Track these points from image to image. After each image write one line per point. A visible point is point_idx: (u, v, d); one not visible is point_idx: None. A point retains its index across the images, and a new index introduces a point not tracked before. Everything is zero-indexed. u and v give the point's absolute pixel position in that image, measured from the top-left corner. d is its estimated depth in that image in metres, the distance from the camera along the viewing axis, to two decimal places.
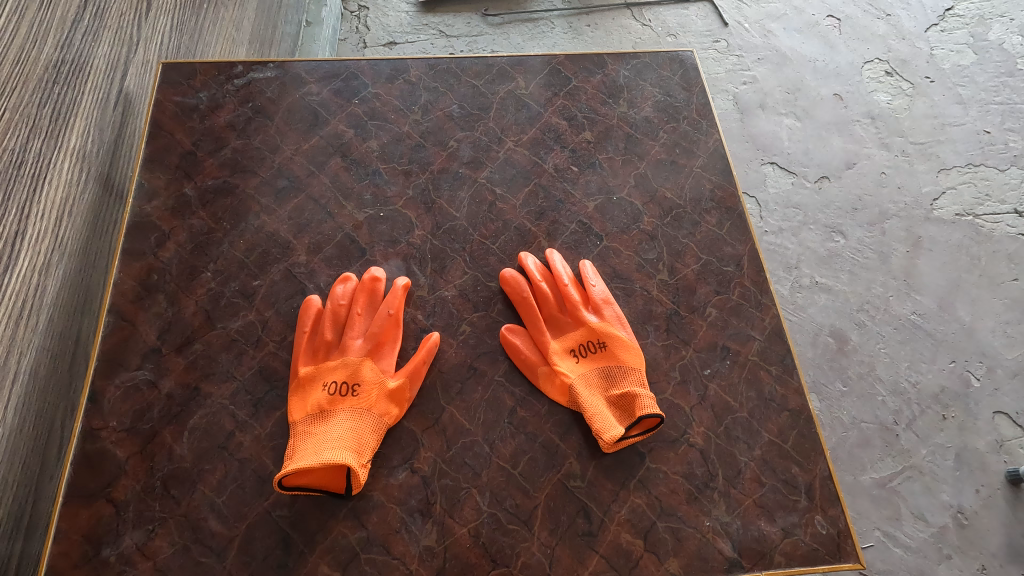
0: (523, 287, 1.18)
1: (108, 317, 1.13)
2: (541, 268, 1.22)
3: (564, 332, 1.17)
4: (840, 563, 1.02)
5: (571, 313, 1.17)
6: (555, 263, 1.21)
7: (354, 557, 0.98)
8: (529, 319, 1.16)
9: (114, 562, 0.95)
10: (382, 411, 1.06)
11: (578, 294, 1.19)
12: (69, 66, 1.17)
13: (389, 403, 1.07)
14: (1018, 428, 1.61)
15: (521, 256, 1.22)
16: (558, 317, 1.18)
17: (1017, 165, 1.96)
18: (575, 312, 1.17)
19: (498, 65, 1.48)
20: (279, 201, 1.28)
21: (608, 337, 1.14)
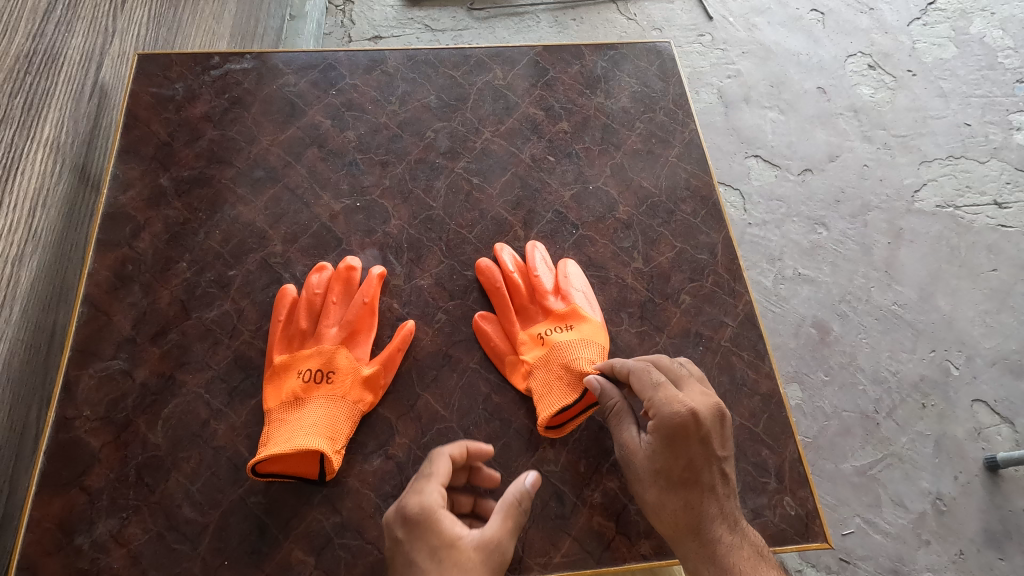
0: (497, 280, 1.18)
1: (82, 307, 1.13)
2: (516, 260, 1.22)
3: (534, 320, 1.18)
4: (808, 543, 1.04)
5: (540, 300, 1.18)
6: (532, 256, 1.22)
7: (328, 542, 0.98)
8: (500, 308, 1.17)
9: (87, 550, 0.95)
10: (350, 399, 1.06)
11: (550, 284, 1.20)
12: (41, 57, 1.16)
13: (359, 391, 1.08)
14: (995, 416, 1.63)
15: (498, 247, 1.23)
16: (527, 305, 1.19)
17: (997, 157, 1.99)
18: (544, 300, 1.17)
19: (476, 56, 1.49)
20: (255, 191, 1.28)
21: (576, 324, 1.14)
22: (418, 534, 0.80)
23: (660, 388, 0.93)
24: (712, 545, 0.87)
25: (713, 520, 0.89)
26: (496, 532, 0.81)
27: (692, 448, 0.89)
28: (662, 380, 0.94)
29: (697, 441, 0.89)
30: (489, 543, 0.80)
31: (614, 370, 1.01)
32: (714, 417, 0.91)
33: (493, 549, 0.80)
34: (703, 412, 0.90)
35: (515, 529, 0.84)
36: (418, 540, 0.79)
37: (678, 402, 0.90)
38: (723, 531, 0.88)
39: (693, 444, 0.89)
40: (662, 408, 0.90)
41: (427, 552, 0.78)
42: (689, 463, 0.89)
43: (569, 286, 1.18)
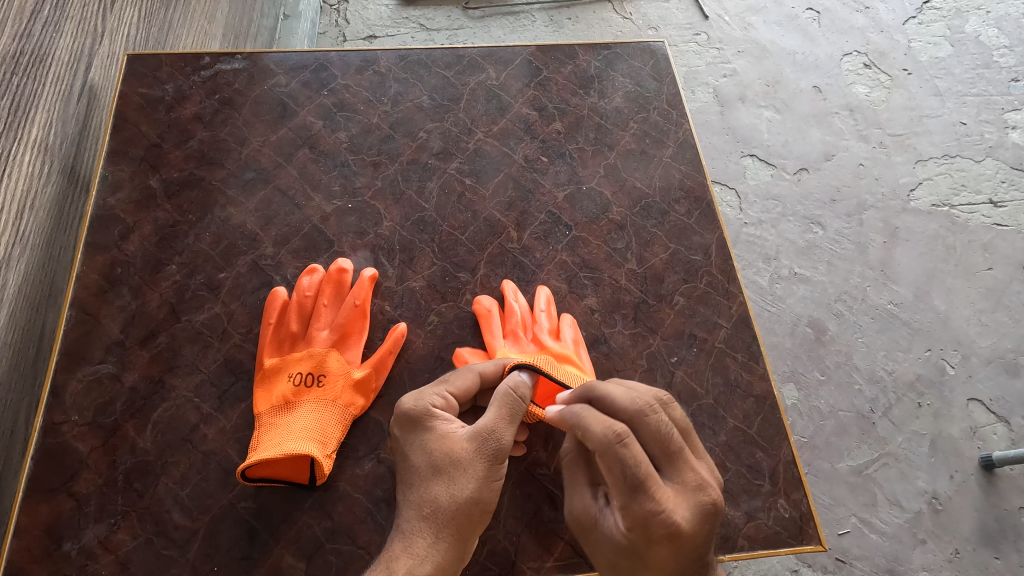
0: (495, 314, 1.16)
1: (70, 311, 1.11)
2: (520, 301, 1.19)
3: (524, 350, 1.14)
4: (802, 545, 1.04)
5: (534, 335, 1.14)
6: (538, 296, 1.19)
7: (319, 547, 0.97)
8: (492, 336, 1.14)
9: (75, 556, 0.94)
10: (331, 407, 1.05)
11: (549, 324, 1.16)
12: (29, 57, 1.13)
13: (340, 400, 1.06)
14: (991, 415, 1.63)
15: (505, 284, 1.20)
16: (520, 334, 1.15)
17: (992, 156, 1.99)
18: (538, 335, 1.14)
19: (468, 56, 1.48)
20: (246, 193, 1.27)
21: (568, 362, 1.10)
22: (407, 443, 0.88)
23: (635, 489, 0.73)
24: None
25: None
26: (487, 422, 0.86)
27: (662, 560, 0.76)
28: (645, 474, 0.74)
29: (674, 554, 0.76)
30: (481, 435, 0.85)
31: (580, 434, 0.79)
32: (701, 522, 0.76)
33: (487, 438, 0.85)
34: (687, 523, 0.75)
35: (512, 415, 0.86)
36: (409, 445, 0.87)
37: (659, 513, 0.73)
38: None
39: (669, 557, 0.76)
40: (636, 517, 0.74)
41: (416, 453, 0.86)
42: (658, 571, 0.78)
43: (566, 328, 1.15)
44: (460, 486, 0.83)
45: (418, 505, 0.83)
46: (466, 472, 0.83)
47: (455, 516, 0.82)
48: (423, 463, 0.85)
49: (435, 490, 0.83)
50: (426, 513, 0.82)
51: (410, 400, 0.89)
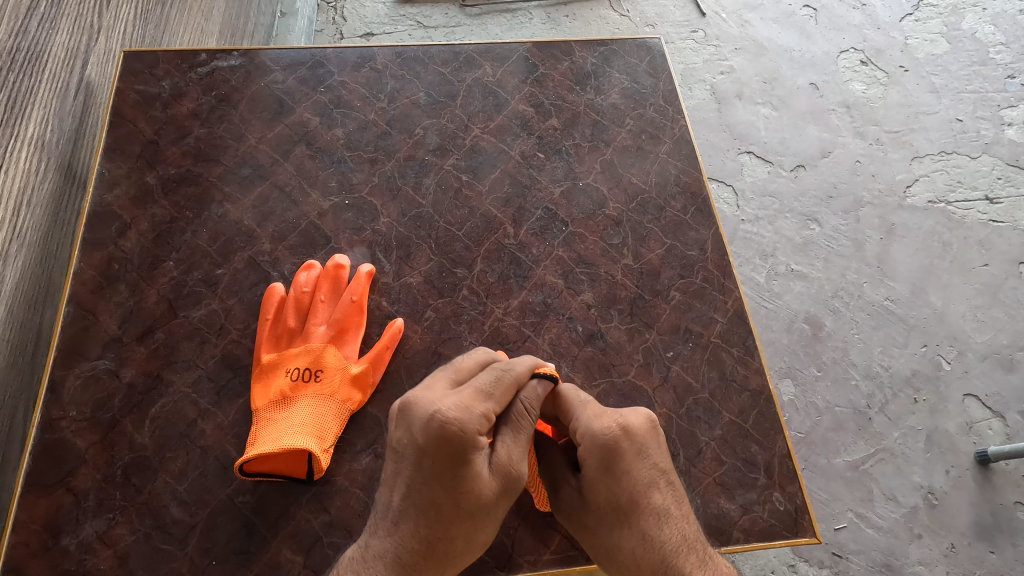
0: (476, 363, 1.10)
1: (67, 307, 1.11)
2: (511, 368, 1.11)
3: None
4: (798, 537, 1.04)
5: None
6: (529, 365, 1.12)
7: (317, 541, 0.98)
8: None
9: (73, 551, 0.95)
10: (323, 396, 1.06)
11: None
12: (25, 54, 1.13)
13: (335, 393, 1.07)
14: (987, 410, 1.64)
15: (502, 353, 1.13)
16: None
17: (988, 153, 1.99)
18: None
19: (465, 52, 1.48)
20: (242, 189, 1.27)
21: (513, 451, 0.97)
22: (435, 466, 0.81)
23: (589, 407, 0.93)
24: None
25: (668, 550, 0.85)
26: (513, 458, 0.85)
27: (632, 469, 0.88)
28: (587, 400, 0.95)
29: (634, 453, 0.89)
30: (510, 478, 0.84)
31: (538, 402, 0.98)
32: (646, 425, 0.92)
33: (513, 475, 0.84)
34: (635, 423, 0.91)
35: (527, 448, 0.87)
36: (435, 472, 0.81)
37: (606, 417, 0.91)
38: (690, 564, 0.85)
39: (631, 459, 0.88)
40: (591, 427, 0.89)
41: (445, 486, 0.81)
42: (629, 489, 0.87)
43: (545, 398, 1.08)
44: (479, 530, 0.84)
45: (432, 547, 0.82)
46: (486, 514, 0.84)
47: (464, 553, 0.84)
48: (447, 499, 0.81)
49: (454, 530, 0.82)
50: (438, 552, 0.82)
51: (456, 422, 0.80)
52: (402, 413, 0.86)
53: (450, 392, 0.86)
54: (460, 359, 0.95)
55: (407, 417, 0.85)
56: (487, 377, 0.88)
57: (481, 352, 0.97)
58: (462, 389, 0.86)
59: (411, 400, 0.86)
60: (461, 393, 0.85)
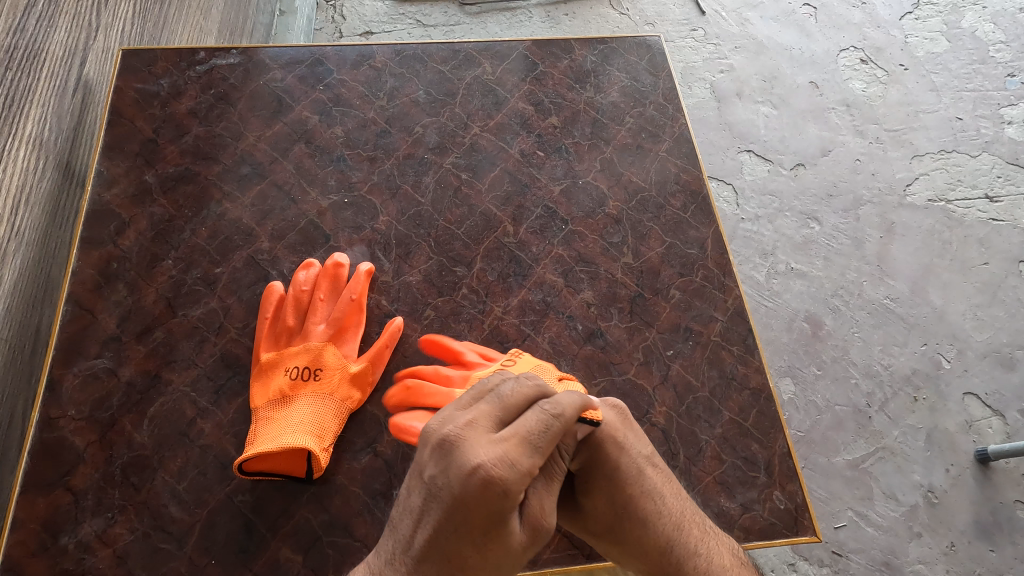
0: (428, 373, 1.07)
1: (66, 306, 1.11)
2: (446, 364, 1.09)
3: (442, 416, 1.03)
4: (798, 536, 1.04)
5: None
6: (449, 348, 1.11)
7: (316, 541, 0.98)
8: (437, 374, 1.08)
9: (72, 550, 0.95)
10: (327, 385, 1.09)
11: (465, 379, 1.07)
12: (23, 52, 1.12)
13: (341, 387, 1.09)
14: (986, 408, 1.64)
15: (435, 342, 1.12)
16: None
17: (988, 151, 1.99)
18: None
19: (464, 50, 1.48)
20: (242, 188, 1.27)
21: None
22: (471, 523, 0.66)
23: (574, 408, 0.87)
24: (682, 559, 0.84)
25: (670, 529, 0.85)
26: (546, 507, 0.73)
27: (618, 462, 0.85)
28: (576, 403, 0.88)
29: (616, 445, 0.86)
30: (542, 532, 0.72)
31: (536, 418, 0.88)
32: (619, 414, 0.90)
33: (545, 528, 0.72)
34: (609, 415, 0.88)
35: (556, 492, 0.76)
36: (469, 526, 0.67)
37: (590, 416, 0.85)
38: (694, 532, 0.87)
39: (615, 451, 0.85)
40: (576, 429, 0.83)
41: (475, 542, 0.68)
42: (622, 485, 0.84)
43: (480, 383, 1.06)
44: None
45: None
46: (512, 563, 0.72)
47: None
48: (476, 552, 0.69)
49: None
50: None
51: (504, 483, 0.64)
52: (437, 452, 0.68)
53: (498, 439, 0.66)
54: (508, 385, 0.72)
55: (445, 461, 0.67)
56: (540, 425, 0.67)
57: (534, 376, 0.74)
58: (513, 435, 0.66)
59: (449, 440, 0.67)
60: (511, 442, 0.66)
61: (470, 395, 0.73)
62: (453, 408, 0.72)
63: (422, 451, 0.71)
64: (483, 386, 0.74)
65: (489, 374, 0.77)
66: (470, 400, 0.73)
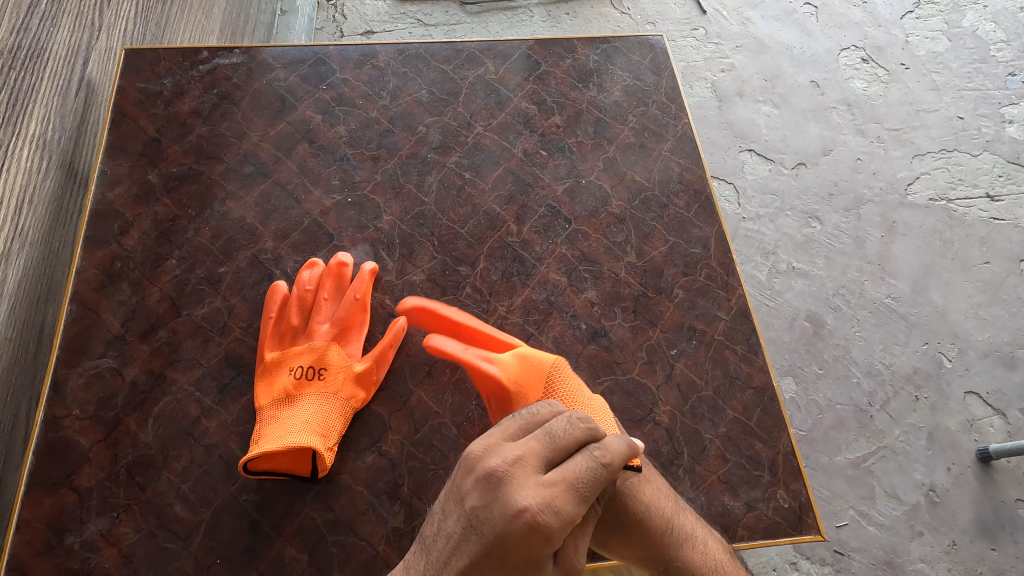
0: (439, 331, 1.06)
1: (70, 305, 1.11)
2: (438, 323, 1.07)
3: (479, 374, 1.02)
4: (801, 535, 1.04)
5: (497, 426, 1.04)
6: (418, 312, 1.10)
7: (321, 540, 0.98)
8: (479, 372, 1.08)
9: (77, 550, 0.95)
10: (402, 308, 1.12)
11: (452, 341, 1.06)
12: (26, 52, 1.12)
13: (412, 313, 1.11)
14: (988, 407, 1.64)
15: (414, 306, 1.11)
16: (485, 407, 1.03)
17: (989, 150, 1.99)
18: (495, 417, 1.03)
19: (467, 49, 1.48)
20: (245, 187, 1.27)
21: (519, 381, 0.97)
22: (508, 561, 0.64)
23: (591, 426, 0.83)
24: (682, 541, 0.86)
25: (669, 513, 0.88)
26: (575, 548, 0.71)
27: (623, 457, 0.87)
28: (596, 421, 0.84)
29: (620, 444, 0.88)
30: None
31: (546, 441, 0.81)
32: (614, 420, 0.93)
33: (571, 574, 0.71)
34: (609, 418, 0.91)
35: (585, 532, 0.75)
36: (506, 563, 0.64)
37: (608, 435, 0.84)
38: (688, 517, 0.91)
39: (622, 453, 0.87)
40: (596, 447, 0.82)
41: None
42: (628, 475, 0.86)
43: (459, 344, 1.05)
44: None
45: None
46: None
47: None
48: None
49: None
50: None
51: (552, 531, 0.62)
52: (483, 486, 0.66)
53: (547, 481, 0.65)
54: (560, 423, 0.70)
55: (490, 496, 0.65)
56: (590, 473, 0.66)
57: (587, 417, 0.72)
58: (561, 480, 0.65)
59: (497, 475, 0.65)
60: (559, 487, 0.65)
61: (520, 427, 0.72)
62: (502, 438, 0.70)
63: (464, 480, 0.68)
64: (532, 419, 0.72)
65: (540, 405, 0.75)
66: (519, 431, 0.72)
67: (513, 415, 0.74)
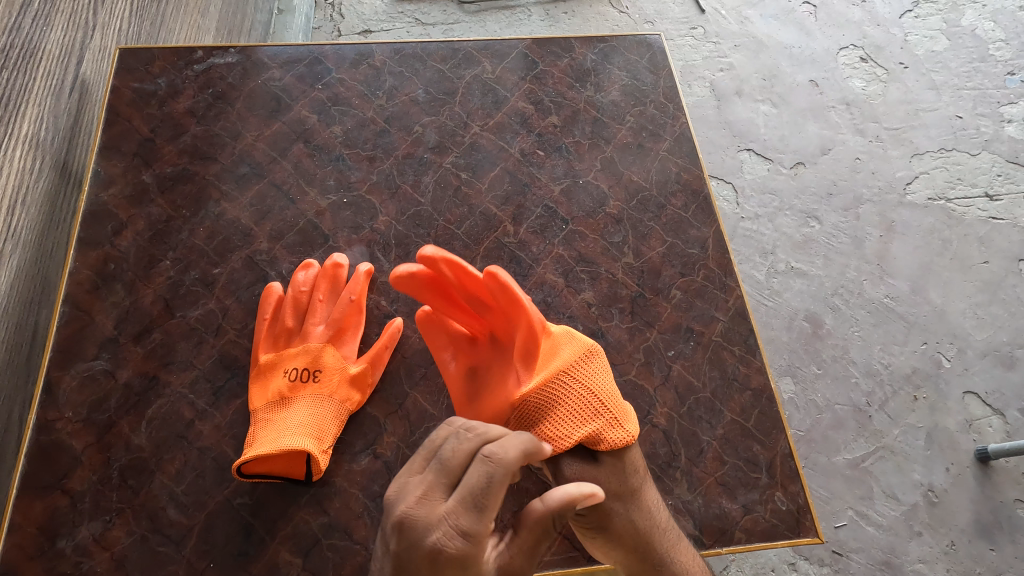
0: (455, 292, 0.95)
1: (63, 307, 1.10)
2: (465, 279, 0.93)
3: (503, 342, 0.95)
4: (799, 537, 1.03)
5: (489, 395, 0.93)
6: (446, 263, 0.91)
7: (316, 544, 0.97)
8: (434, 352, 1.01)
9: (70, 554, 0.94)
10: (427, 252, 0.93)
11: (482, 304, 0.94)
12: (19, 51, 1.11)
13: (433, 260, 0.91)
14: (986, 407, 1.64)
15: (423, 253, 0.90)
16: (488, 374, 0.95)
17: (988, 150, 1.99)
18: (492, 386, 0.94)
19: (463, 49, 1.47)
20: (240, 188, 1.26)
21: (550, 349, 0.93)
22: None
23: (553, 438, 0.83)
24: (671, 544, 0.87)
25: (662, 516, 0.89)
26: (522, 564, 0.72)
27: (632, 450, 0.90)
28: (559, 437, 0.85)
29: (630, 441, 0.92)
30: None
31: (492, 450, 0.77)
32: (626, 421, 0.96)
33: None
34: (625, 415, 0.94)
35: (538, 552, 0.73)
36: None
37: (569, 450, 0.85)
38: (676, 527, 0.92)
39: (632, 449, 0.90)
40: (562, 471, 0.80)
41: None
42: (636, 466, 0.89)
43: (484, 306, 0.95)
44: None
45: None
46: None
47: None
48: None
49: None
50: None
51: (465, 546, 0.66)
52: (402, 532, 0.68)
53: (447, 509, 0.68)
54: (449, 444, 0.73)
55: (404, 540, 0.67)
56: (484, 478, 0.68)
57: (475, 426, 0.74)
58: (461, 499, 0.68)
59: (406, 518, 0.68)
60: (459, 507, 0.68)
61: (419, 458, 0.74)
62: (406, 477, 0.73)
63: (381, 529, 0.70)
64: (430, 446, 0.74)
65: (439, 428, 0.77)
66: (421, 463, 0.74)
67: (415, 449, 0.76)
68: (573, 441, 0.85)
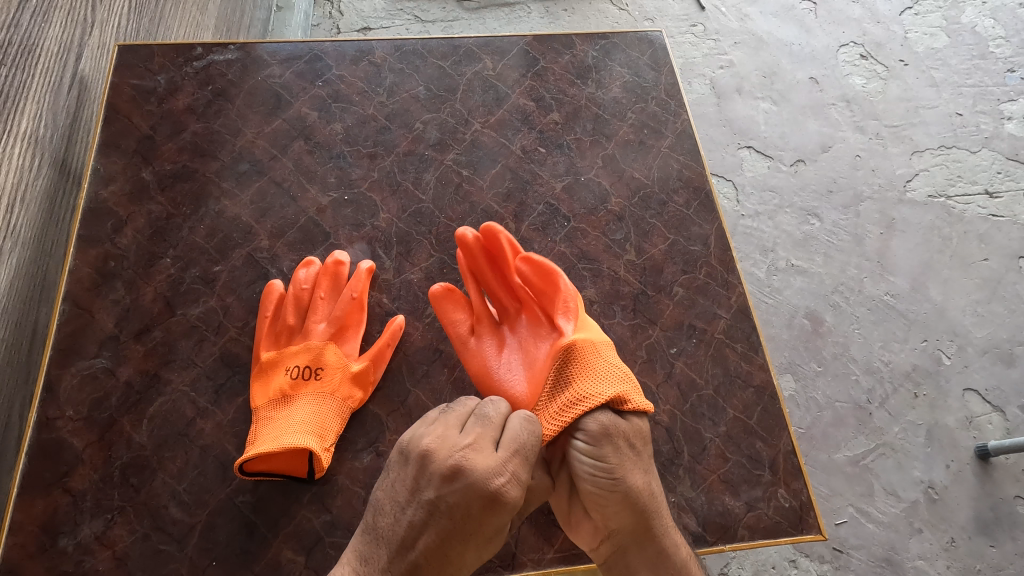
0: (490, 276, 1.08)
1: (63, 305, 1.10)
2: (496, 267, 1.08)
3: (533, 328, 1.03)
4: (802, 535, 1.04)
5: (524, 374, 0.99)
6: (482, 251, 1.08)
7: (319, 541, 0.97)
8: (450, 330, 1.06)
9: (71, 553, 0.94)
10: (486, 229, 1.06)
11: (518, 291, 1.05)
12: (18, 47, 1.10)
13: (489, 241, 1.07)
14: (986, 404, 1.64)
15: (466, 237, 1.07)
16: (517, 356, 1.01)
17: (988, 147, 1.99)
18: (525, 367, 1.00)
19: (464, 46, 1.46)
20: (240, 185, 1.25)
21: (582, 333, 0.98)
22: (473, 530, 0.77)
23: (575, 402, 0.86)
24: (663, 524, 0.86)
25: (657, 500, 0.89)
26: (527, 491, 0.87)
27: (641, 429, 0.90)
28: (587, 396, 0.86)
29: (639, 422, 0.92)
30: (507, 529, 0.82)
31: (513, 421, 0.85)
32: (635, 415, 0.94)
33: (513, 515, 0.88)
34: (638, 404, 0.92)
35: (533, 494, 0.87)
36: (473, 522, 0.77)
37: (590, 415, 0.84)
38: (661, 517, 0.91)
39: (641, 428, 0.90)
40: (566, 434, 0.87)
41: (475, 544, 0.79)
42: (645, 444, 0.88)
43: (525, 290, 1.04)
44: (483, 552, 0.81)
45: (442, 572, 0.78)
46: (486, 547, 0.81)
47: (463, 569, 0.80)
48: (477, 535, 0.78)
49: (467, 552, 0.79)
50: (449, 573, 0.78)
51: (511, 489, 0.77)
52: (452, 471, 0.77)
53: (500, 457, 0.78)
54: (489, 406, 0.83)
55: (452, 483, 0.76)
56: (530, 435, 0.81)
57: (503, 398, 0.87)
58: (511, 452, 0.79)
59: (460, 462, 0.77)
60: (511, 458, 0.78)
61: (457, 418, 0.84)
62: (449, 431, 0.81)
63: (418, 476, 0.79)
64: (464, 409, 0.85)
65: (465, 398, 0.88)
66: (458, 422, 0.83)
67: (444, 410, 0.86)
68: (604, 398, 0.85)
